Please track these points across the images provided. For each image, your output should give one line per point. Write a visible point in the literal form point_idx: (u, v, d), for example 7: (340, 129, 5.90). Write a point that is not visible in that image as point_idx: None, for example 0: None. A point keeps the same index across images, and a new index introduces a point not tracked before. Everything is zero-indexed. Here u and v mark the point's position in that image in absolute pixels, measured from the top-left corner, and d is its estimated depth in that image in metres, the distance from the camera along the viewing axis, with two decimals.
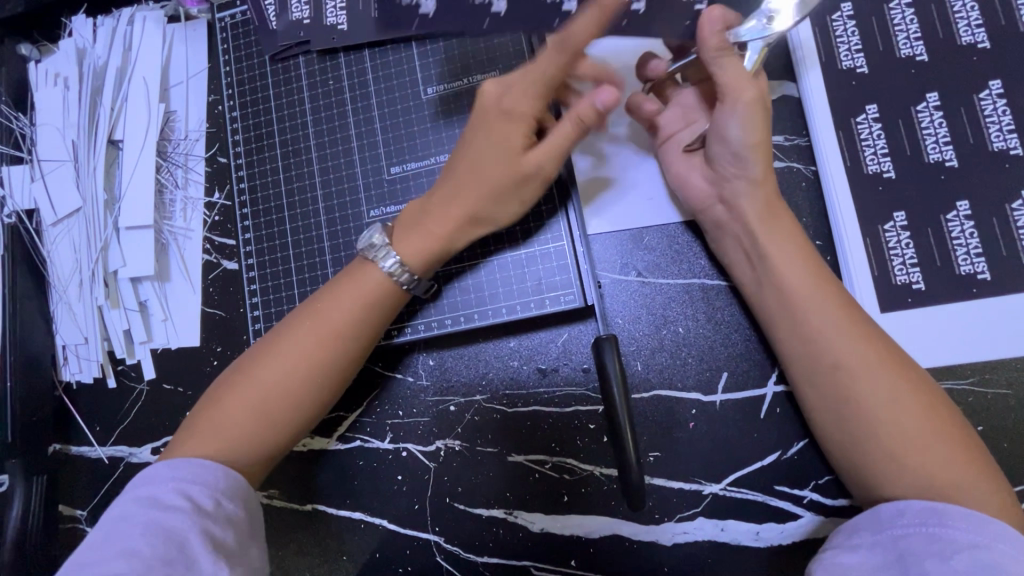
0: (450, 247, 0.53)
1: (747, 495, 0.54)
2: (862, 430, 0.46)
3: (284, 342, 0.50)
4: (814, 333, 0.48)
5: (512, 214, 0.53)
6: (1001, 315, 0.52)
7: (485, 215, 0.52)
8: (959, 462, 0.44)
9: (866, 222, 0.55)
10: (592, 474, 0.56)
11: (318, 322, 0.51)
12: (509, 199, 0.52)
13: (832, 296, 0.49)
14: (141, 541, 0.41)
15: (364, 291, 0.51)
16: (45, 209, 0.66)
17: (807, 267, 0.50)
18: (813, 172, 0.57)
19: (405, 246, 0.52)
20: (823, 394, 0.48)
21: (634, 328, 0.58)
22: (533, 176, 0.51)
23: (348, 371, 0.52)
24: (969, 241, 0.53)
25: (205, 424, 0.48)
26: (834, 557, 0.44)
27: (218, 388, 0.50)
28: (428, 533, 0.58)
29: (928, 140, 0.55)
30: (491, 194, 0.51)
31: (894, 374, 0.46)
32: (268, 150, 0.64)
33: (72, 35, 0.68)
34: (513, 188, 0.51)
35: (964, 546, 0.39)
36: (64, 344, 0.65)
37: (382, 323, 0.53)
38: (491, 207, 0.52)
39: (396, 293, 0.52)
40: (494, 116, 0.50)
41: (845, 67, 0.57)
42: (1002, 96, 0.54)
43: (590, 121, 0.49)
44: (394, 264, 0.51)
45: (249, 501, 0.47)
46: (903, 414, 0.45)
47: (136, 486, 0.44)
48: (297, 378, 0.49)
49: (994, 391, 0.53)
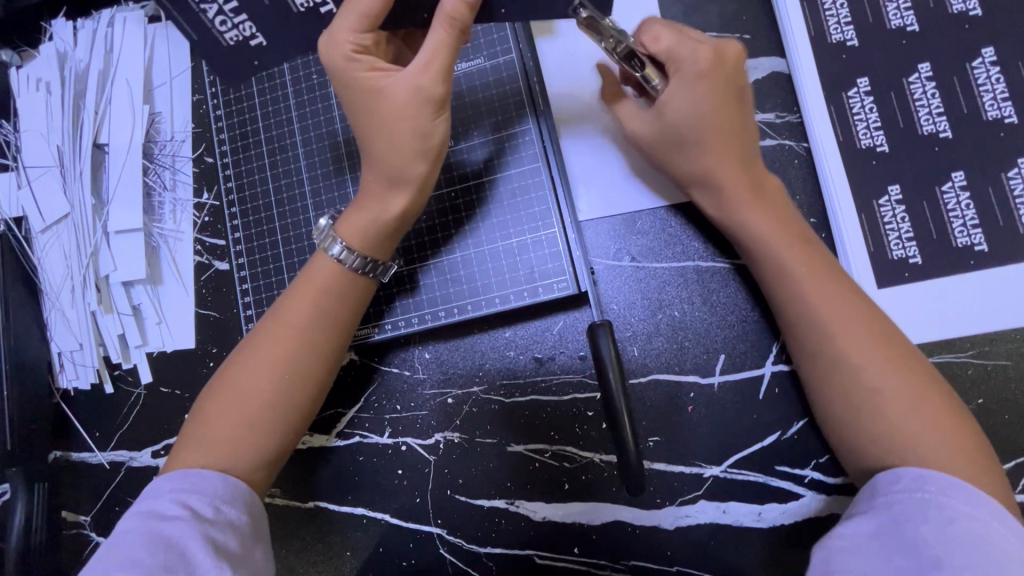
0: (386, 215, 0.51)
1: (748, 476, 0.54)
2: (849, 403, 0.47)
3: (258, 349, 0.50)
4: (797, 310, 0.49)
5: (416, 153, 0.49)
6: (1000, 285, 0.52)
7: (399, 168, 0.50)
8: (959, 438, 0.44)
9: (860, 197, 0.54)
10: (592, 461, 0.56)
11: (282, 320, 0.51)
12: (416, 154, 0.49)
13: (821, 272, 0.49)
14: (144, 555, 0.41)
15: (328, 285, 0.52)
16: (33, 217, 0.65)
17: (793, 245, 0.50)
18: (805, 149, 0.56)
19: (348, 230, 0.52)
20: (814, 370, 0.49)
21: (630, 313, 0.57)
22: (421, 105, 0.47)
23: (328, 367, 0.52)
24: (966, 212, 0.52)
25: (194, 438, 0.49)
26: (830, 529, 0.43)
27: (201, 398, 0.51)
28: (431, 526, 0.58)
29: (921, 112, 0.54)
30: (390, 144, 0.49)
31: (880, 346, 0.47)
32: (254, 149, 0.64)
33: (52, 39, 0.68)
34: (416, 143, 0.48)
35: (961, 516, 0.39)
36: (59, 351, 0.64)
37: (350, 314, 0.52)
38: (400, 158, 0.49)
39: (358, 278, 0.52)
40: (340, 67, 0.47)
41: (835, 40, 0.56)
42: (995, 64, 0.53)
43: (462, 17, 0.44)
44: (342, 250, 0.51)
45: (252, 508, 0.48)
46: (887, 389, 0.45)
47: (141, 507, 0.45)
48: (273, 377, 0.50)
49: (995, 363, 0.52)
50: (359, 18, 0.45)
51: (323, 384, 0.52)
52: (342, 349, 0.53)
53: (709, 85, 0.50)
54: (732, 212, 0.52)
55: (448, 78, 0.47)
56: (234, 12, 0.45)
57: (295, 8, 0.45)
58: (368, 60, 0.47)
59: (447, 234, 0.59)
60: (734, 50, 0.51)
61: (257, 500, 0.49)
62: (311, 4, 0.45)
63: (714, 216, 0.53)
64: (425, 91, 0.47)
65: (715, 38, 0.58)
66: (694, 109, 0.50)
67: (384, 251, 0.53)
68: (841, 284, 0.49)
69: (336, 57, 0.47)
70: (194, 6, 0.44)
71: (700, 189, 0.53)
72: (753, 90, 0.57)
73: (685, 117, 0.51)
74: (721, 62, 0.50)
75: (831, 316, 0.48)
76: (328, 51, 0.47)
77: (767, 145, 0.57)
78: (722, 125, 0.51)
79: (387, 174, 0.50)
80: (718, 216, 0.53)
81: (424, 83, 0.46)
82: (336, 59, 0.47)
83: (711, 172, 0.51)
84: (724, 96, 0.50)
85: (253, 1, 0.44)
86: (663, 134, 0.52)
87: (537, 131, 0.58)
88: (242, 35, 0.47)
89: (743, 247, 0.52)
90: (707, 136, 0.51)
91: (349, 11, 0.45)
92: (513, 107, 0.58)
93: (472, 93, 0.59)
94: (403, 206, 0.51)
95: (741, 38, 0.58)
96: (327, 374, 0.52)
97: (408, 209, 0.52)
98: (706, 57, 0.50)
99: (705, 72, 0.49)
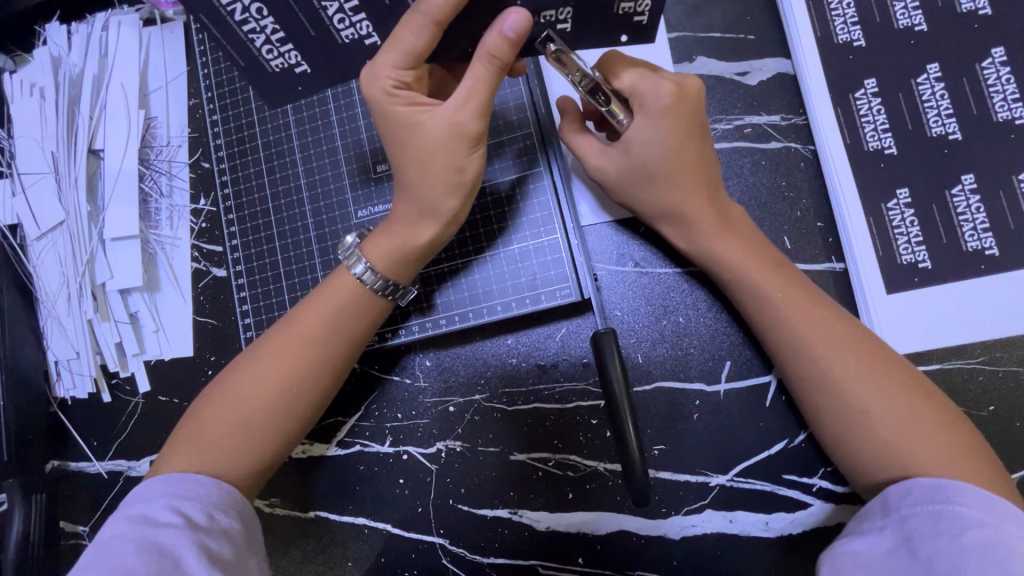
0: (414, 243, 0.50)
1: (755, 484, 0.53)
2: (842, 425, 0.46)
3: (262, 359, 0.50)
4: (781, 335, 0.48)
5: (451, 186, 0.48)
6: (1011, 290, 0.51)
7: (432, 202, 0.49)
8: (958, 454, 0.43)
9: (868, 201, 0.53)
10: (596, 470, 0.55)
11: (294, 334, 0.50)
12: (450, 188, 0.48)
13: (800, 298, 0.48)
14: (137, 563, 0.40)
15: (342, 300, 0.51)
16: (29, 224, 0.65)
17: (770, 271, 0.49)
18: (812, 152, 0.55)
19: (374, 251, 0.51)
20: (804, 394, 0.48)
21: (633, 320, 0.56)
22: (456, 140, 0.46)
23: (335, 383, 0.51)
24: (976, 215, 0.52)
25: (188, 446, 0.48)
26: (845, 546, 0.42)
27: (197, 405, 0.50)
28: (433, 536, 0.57)
29: (930, 113, 0.53)
30: (423, 176, 0.48)
31: (869, 365, 0.46)
32: (251, 154, 0.63)
33: (46, 44, 0.67)
34: (450, 177, 0.48)
35: (971, 525, 0.38)
36: (56, 360, 0.64)
37: (364, 332, 0.52)
38: (433, 191, 0.48)
39: (380, 300, 0.52)
40: (379, 99, 0.46)
41: (841, 41, 0.55)
42: (1005, 64, 0.52)
43: (502, 54, 0.42)
44: (366, 271, 0.50)
45: (245, 515, 0.47)
46: (877, 408, 0.45)
47: (132, 510, 0.44)
48: (278, 390, 0.49)
49: (1005, 369, 0.51)
50: (402, 55, 0.43)
51: (325, 398, 0.51)
52: (350, 365, 0.52)
53: (675, 119, 0.49)
54: (704, 243, 0.51)
55: (484, 113, 0.46)
56: (280, 41, 0.43)
57: (341, 39, 0.43)
58: (408, 94, 0.46)
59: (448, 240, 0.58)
60: (694, 83, 0.50)
61: (251, 509, 0.48)
62: (356, 35, 0.43)
63: (684, 248, 0.52)
64: (460, 126, 0.46)
65: (720, 39, 0.57)
66: (658, 141, 0.49)
67: (408, 276, 0.52)
68: (823, 307, 0.48)
69: (375, 90, 0.45)
70: (239, 31, 0.41)
71: (667, 223, 0.52)
72: (758, 91, 0.56)
73: (650, 151, 0.50)
74: (685, 96, 0.49)
75: (818, 339, 0.47)
76: (369, 84, 0.45)
77: (773, 148, 0.56)
78: (689, 155, 0.50)
79: (416, 204, 0.49)
80: (688, 247, 0.52)
81: (462, 120, 0.46)
82: (376, 93, 0.46)
83: (682, 202, 0.50)
84: (690, 129, 0.50)
85: (297, 28, 0.41)
86: (627, 169, 0.51)
87: (539, 135, 0.57)
88: (287, 63, 0.45)
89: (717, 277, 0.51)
90: (679, 160, 0.50)
91: (394, 48, 0.43)
92: (514, 110, 0.57)
93: None
94: (432, 236, 0.50)
95: (746, 39, 0.57)
96: (330, 389, 0.51)
97: (435, 239, 0.51)
98: (669, 91, 0.48)
99: (670, 106, 0.48)
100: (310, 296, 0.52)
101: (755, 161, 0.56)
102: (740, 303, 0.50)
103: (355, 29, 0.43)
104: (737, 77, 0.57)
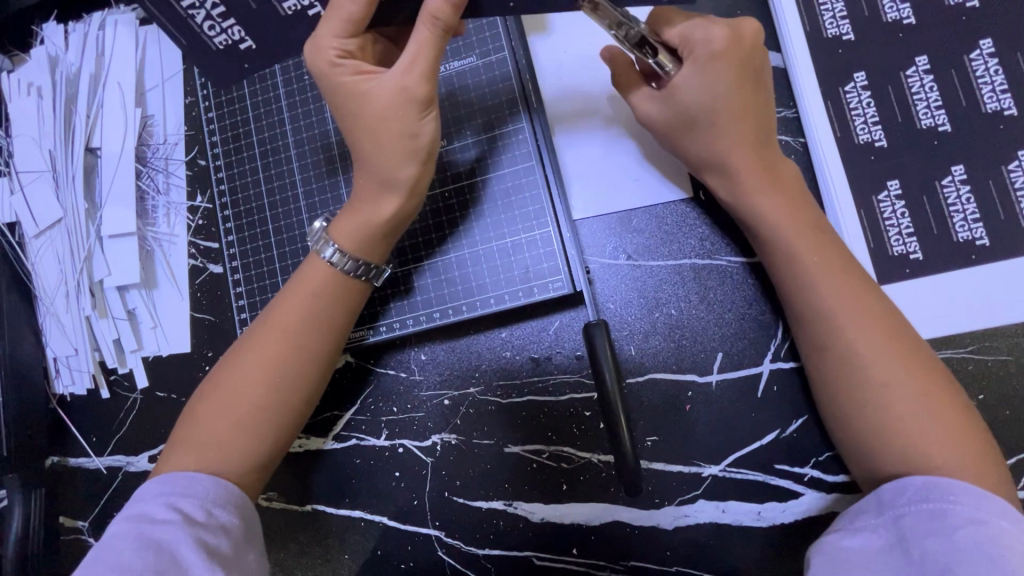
0: (377, 219, 0.50)
1: (747, 475, 0.54)
2: (863, 402, 0.46)
3: (250, 353, 0.50)
4: (807, 300, 0.48)
5: (407, 154, 0.48)
6: (1001, 280, 0.51)
7: (389, 172, 0.49)
8: (964, 439, 0.43)
9: (859, 193, 0.54)
10: (589, 461, 0.56)
11: (274, 325, 0.51)
12: (406, 156, 0.48)
13: (835, 263, 0.48)
14: (137, 561, 0.41)
15: (318, 287, 0.51)
16: (27, 222, 0.65)
17: (807, 232, 0.49)
18: (802, 145, 0.56)
19: (341, 233, 0.51)
20: (827, 364, 0.48)
21: (626, 312, 0.57)
22: (406, 104, 0.46)
23: (322, 371, 0.52)
24: (966, 206, 0.52)
25: (184, 445, 0.48)
26: (837, 543, 0.43)
27: (190, 406, 0.50)
28: (429, 528, 0.57)
29: (919, 106, 0.53)
30: (377, 147, 0.48)
31: (887, 337, 0.46)
32: (246, 150, 0.63)
33: (43, 43, 0.67)
34: (406, 145, 0.48)
35: (966, 522, 0.38)
36: (55, 356, 0.64)
37: (343, 317, 0.52)
38: (392, 161, 0.48)
39: (353, 282, 0.52)
40: (324, 72, 0.47)
41: (831, 35, 0.55)
42: (993, 56, 0.52)
43: (445, 15, 0.43)
44: (335, 254, 0.51)
45: (244, 508, 0.48)
46: (896, 382, 0.45)
47: (132, 509, 0.45)
48: (264, 380, 0.49)
49: (996, 358, 0.52)
50: (340, 22, 0.44)
51: (315, 388, 0.51)
52: (336, 353, 0.53)
53: (726, 65, 0.48)
54: (747, 197, 0.50)
55: (433, 76, 0.46)
56: (222, 16, 0.44)
57: (284, 11, 0.45)
58: (353, 64, 0.47)
59: (440, 234, 0.58)
60: (751, 29, 0.49)
61: (251, 502, 0.49)
62: (299, 6, 0.45)
63: (725, 201, 0.52)
64: (409, 91, 0.46)
65: None
66: (705, 93, 0.49)
67: (377, 255, 0.52)
68: (851, 274, 0.48)
69: (320, 61, 0.46)
70: (179, 7, 0.43)
71: (712, 174, 0.52)
72: None
73: (699, 101, 0.49)
74: (737, 44, 0.48)
75: (844, 306, 0.47)
76: (313, 57, 0.47)
77: None
78: (738, 106, 0.49)
79: (375, 177, 0.49)
80: (729, 200, 0.52)
81: (410, 83, 0.46)
82: (321, 65, 0.46)
83: (727, 153, 0.50)
84: (742, 77, 0.49)
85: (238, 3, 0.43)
86: (674, 119, 0.51)
87: (530, 129, 0.57)
88: (231, 39, 0.47)
89: (757, 235, 0.51)
90: (723, 121, 0.50)
91: (332, 15, 0.44)
92: (506, 105, 0.58)
93: (465, 91, 0.59)
94: (395, 209, 0.50)
95: None
96: (319, 377, 0.52)
97: (399, 212, 0.51)
98: (722, 36, 0.48)
99: (721, 52, 0.48)
100: (289, 287, 0.52)
101: None
102: (772, 262, 0.50)
103: (298, 0, 0.44)
104: None
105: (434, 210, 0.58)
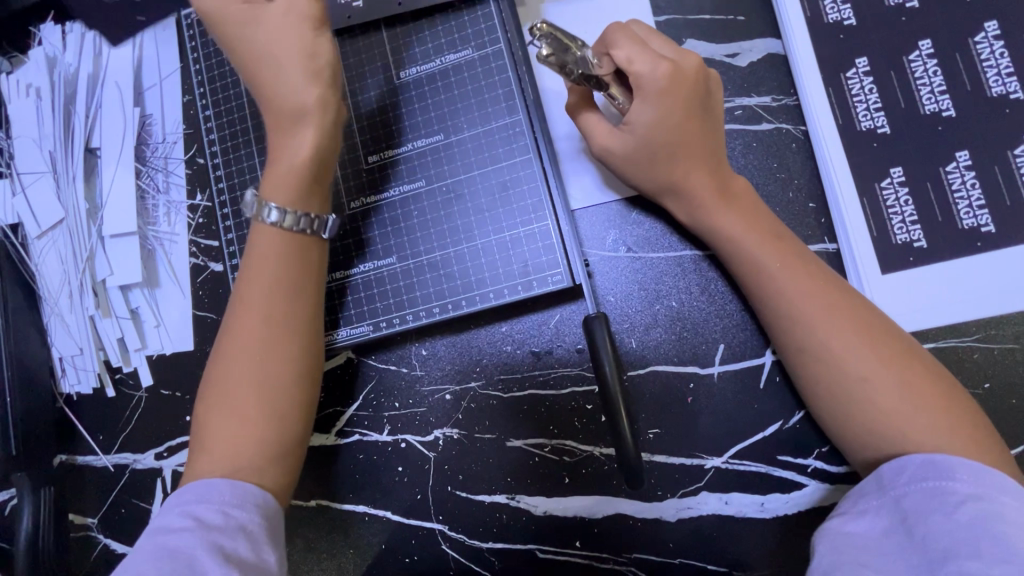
0: (297, 158, 0.50)
1: (750, 466, 0.54)
2: (848, 405, 0.45)
3: (235, 344, 0.50)
4: (779, 309, 0.48)
5: (315, 79, 0.50)
6: (1007, 267, 0.50)
7: (300, 101, 0.50)
8: (961, 425, 0.43)
9: (862, 181, 0.53)
10: (591, 454, 0.56)
11: (249, 307, 0.50)
12: (292, 86, 0.49)
13: (799, 271, 0.48)
14: (153, 568, 0.41)
15: (274, 252, 0.51)
16: (29, 223, 0.66)
17: (768, 245, 0.49)
18: (804, 133, 0.55)
19: (273, 190, 0.51)
20: (810, 374, 0.47)
21: (626, 305, 0.56)
22: (303, 25, 0.50)
23: (313, 340, 0.52)
24: (971, 192, 0.51)
25: (196, 458, 0.48)
26: (840, 527, 0.42)
27: (196, 413, 0.50)
28: (433, 522, 0.58)
29: (923, 91, 0.52)
30: (282, 75, 0.50)
31: (866, 339, 0.46)
32: (245, 147, 0.63)
33: (41, 44, 0.67)
34: (307, 74, 0.49)
35: (966, 499, 0.38)
36: (60, 356, 0.65)
37: (306, 284, 0.52)
38: (296, 84, 0.49)
39: (302, 237, 0.52)
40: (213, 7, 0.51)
41: (832, 21, 0.54)
42: (998, 38, 0.51)
43: None
44: (275, 214, 0.51)
45: (266, 509, 0.46)
46: (877, 382, 0.44)
47: (155, 522, 0.45)
48: (254, 370, 0.49)
49: (1001, 346, 0.51)
50: None
51: (306, 371, 0.51)
52: (316, 327, 0.52)
53: (674, 99, 0.49)
54: (705, 217, 0.51)
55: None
56: None
57: None
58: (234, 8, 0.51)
59: (440, 231, 0.58)
60: (694, 64, 0.50)
61: (277, 503, 0.48)
62: None
63: (686, 223, 0.53)
64: (299, 10, 0.50)
65: (710, 21, 0.57)
66: (661, 121, 0.50)
67: (314, 205, 0.52)
68: (821, 282, 0.48)
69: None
70: None
71: (671, 197, 0.53)
72: (749, 74, 0.56)
73: (656, 131, 0.50)
74: (681, 78, 0.49)
75: (818, 312, 0.47)
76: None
77: (764, 129, 0.55)
78: (688, 133, 0.50)
79: (291, 112, 0.50)
80: (690, 221, 0.52)
81: (291, 1, 0.50)
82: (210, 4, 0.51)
83: (683, 178, 0.51)
84: (689, 108, 0.50)
85: None
86: (634, 148, 0.51)
87: (525, 115, 0.57)
88: None
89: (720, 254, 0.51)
90: (683, 138, 0.50)
91: None
92: (502, 97, 0.58)
93: (461, 83, 0.58)
94: (309, 140, 0.50)
95: (736, 20, 0.56)
96: (303, 354, 0.51)
97: (319, 148, 0.51)
98: (665, 72, 0.49)
99: (668, 88, 0.49)
100: (246, 267, 0.52)
101: (747, 143, 0.55)
102: (742, 278, 0.50)
103: None
104: (727, 59, 0.56)
105: (432, 204, 0.58)
